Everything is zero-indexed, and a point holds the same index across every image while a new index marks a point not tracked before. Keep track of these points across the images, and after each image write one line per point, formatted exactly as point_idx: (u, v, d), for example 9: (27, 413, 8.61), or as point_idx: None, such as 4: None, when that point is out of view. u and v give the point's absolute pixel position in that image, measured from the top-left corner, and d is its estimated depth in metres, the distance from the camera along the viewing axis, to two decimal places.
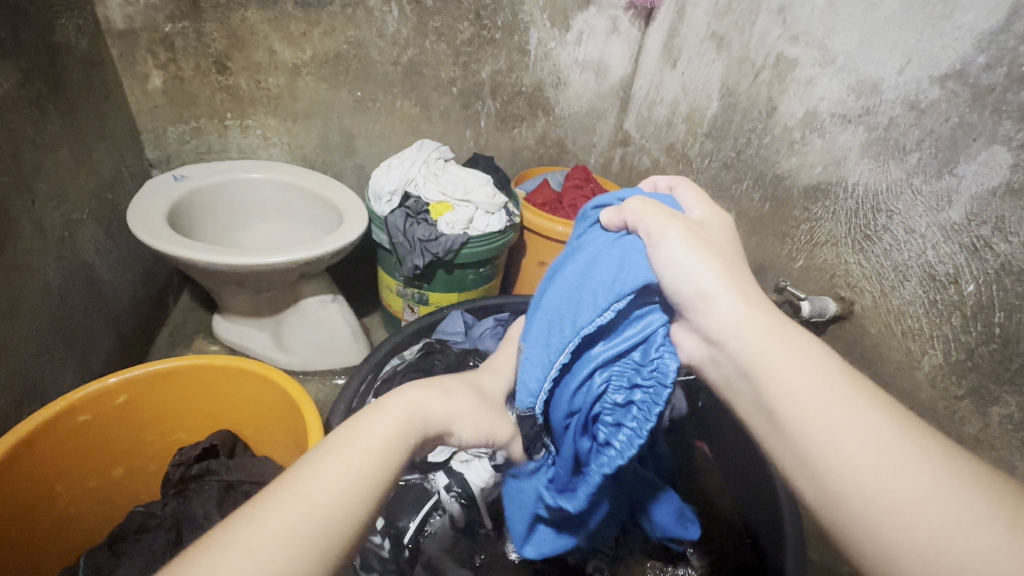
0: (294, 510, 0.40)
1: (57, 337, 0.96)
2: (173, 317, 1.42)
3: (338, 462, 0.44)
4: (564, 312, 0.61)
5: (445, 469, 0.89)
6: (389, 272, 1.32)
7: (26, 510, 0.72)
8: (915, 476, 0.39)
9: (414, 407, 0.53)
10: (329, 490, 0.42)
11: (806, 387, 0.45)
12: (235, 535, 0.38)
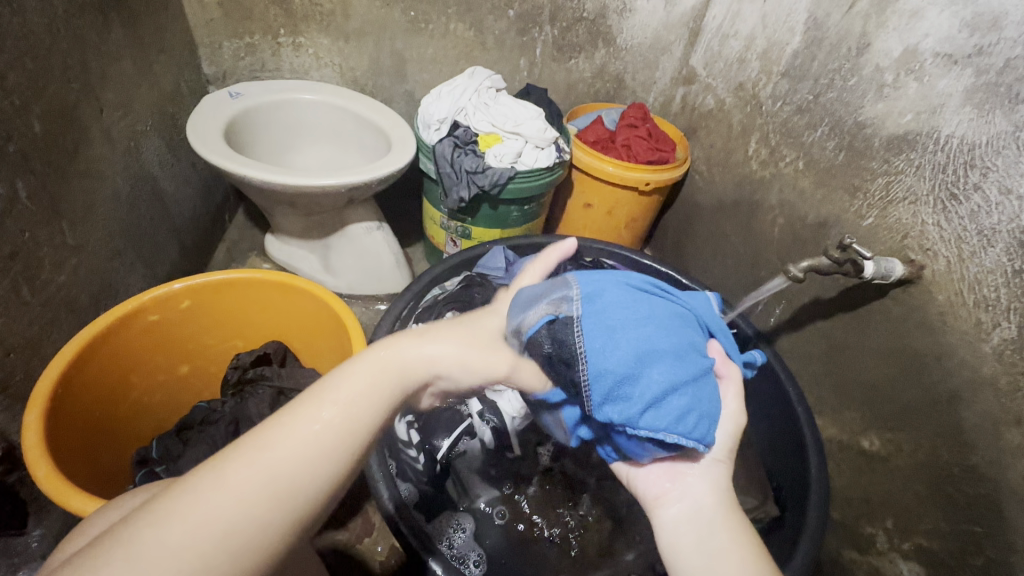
0: (255, 477, 0.41)
1: (127, 243, 1.03)
2: (230, 234, 1.49)
3: (293, 427, 0.44)
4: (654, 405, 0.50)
5: (479, 397, 0.91)
6: (434, 203, 1.32)
7: (107, 395, 0.80)
8: None
9: (377, 366, 0.49)
10: (288, 460, 0.42)
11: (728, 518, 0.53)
12: (188, 502, 0.40)
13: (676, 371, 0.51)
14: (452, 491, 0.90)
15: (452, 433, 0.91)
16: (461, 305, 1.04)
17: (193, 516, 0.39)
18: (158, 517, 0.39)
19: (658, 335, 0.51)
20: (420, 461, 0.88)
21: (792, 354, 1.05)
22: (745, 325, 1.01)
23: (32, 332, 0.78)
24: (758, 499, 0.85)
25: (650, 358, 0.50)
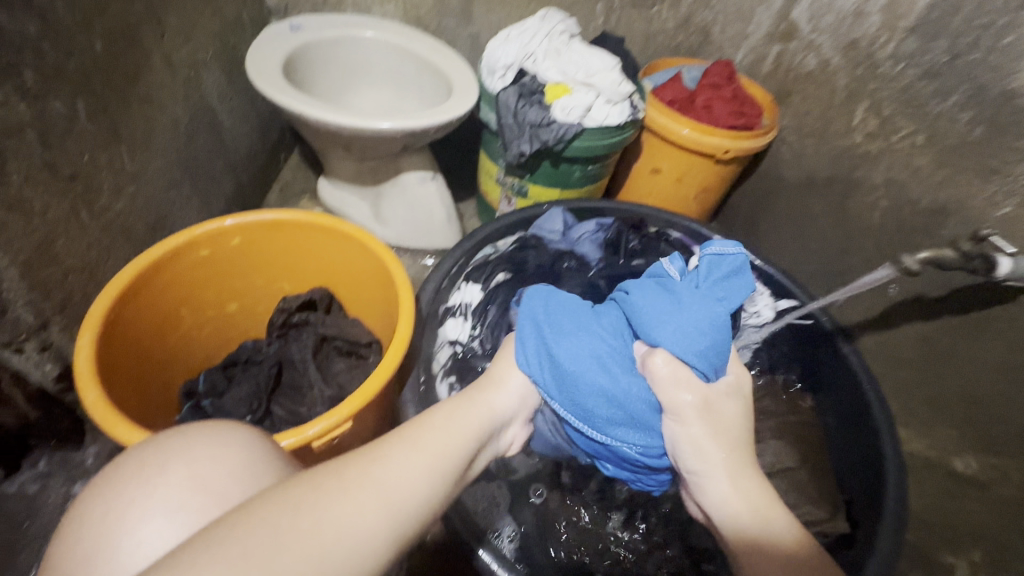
0: (374, 493, 0.41)
1: (183, 175, 1.02)
2: (284, 175, 1.48)
3: (409, 451, 0.47)
4: (572, 399, 0.67)
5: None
6: (492, 156, 1.25)
7: (158, 327, 0.80)
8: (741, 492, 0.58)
9: (459, 416, 0.58)
10: (401, 481, 0.44)
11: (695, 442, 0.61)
12: (315, 502, 0.37)
13: (572, 368, 0.67)
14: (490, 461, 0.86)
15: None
16: (514, 267, 0.99)
17: (344, 513, 0.38)
18: (280, 509, 0.36)
19: (565, 341, 0.68)
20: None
21: (874, 355, 0.94)
22: (825, 319, 0.88)
23: (90, 257, 0.78)
24: (827, 512, 0.75)
25: (556, 367, 0.68)
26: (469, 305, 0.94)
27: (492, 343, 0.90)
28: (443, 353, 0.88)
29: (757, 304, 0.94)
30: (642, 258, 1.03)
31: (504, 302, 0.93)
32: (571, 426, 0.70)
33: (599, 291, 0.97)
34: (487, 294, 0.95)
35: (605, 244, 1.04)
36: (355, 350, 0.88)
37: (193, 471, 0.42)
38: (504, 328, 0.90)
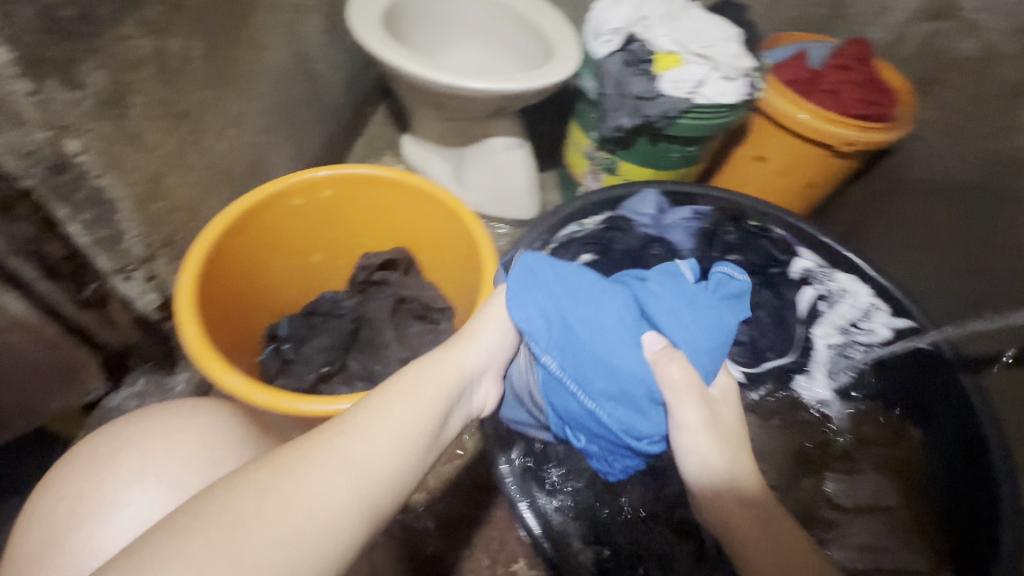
0: (339, 470, 0.41)
1: (279, 122, 1.03)
2: (369, 129, 1.48)
3: (376, 420, 0.46)
4: (555, 358, 0.60)
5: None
6: (584, 127, 1.18)
7: (248, 271, 0.82)
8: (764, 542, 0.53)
9: (424, 374, 0.55)
10: (371, 453, 0.43)
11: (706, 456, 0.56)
12: (278, 487, 0.38)
13: (573, 333, 0.59)
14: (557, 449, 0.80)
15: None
16: (600, 248, 0.94)
17: (309, 500, 0.38)
18: (237, 501, 0.36)
19: (571, 304, 0.60)
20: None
21: (1001, 393, 0.82)
22: (948, 347, 0.73)
23: (193, 195, 0.81)
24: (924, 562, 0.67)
25: (556, 323, 0.60)
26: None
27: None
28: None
29: (872, 320, 0.81)
30: (739, 253, 0.94)
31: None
32: (547, 385, 0.62)
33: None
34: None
35: (699, 234, 0.95)
36: (431, 315, 0.88)
37: (151, 459, 0.51)
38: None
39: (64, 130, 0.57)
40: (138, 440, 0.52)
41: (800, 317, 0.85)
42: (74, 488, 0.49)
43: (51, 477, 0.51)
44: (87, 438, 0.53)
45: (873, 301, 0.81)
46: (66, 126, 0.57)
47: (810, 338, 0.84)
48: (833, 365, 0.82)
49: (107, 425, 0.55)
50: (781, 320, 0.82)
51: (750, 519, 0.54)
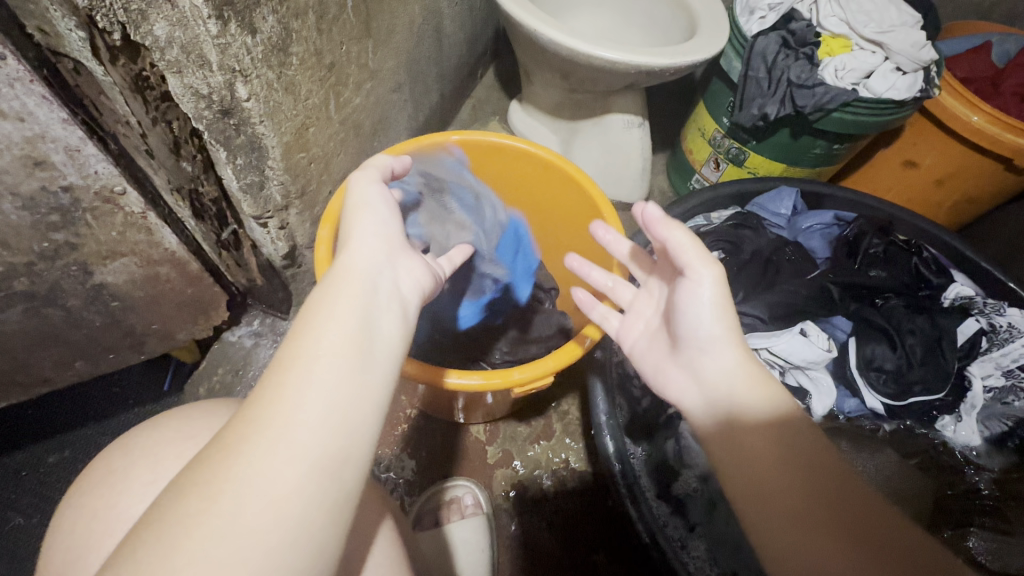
0: (280, 448, 0.35)
1: (406, 80, 1.02)
2: (477, 92, 1.44)
3: (298, 368, 0.38)
4: None
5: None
6: (714, 111, 1.08)
7: None
8: (790, 477, 0.45)
9: (326, 294, 0.43)
10: (301, 406, 0.36)
11: (724, 364, 0.51)
12: (210, 486, 0.33)
13: None
14: (671, 450, 0.74)
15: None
16: (731, 246, 0.85)
17: (263, 482, 0.33)
18: (183, 513, 0.32)
19: None
20: (644, 404, 0.77)
21: None
22: None
23: (329, 147, 0.81)
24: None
25: None
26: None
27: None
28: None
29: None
30: (882, 268, 0.84)
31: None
32: None
33: (827, 296, 0.80)
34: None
35: (839, 242, 0.88)
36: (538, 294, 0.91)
37: (158, 471, 0.48)
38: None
39: (238, 75, 0.57)
40: (143, 455, 0.49)
41: (957, 352, 0.74)
42: (91, 507, 0.47)
43: (74, 497, 0.49)
44: (97, 457, 0.51)
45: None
46: (240, 70, 0.57)
47: (966, 375, 0.74)
48: (990, 410, 0.73)
49: (121, 437, 0.52)
50: (937, 350, 0.73)
51: (778, 450, 0.47)
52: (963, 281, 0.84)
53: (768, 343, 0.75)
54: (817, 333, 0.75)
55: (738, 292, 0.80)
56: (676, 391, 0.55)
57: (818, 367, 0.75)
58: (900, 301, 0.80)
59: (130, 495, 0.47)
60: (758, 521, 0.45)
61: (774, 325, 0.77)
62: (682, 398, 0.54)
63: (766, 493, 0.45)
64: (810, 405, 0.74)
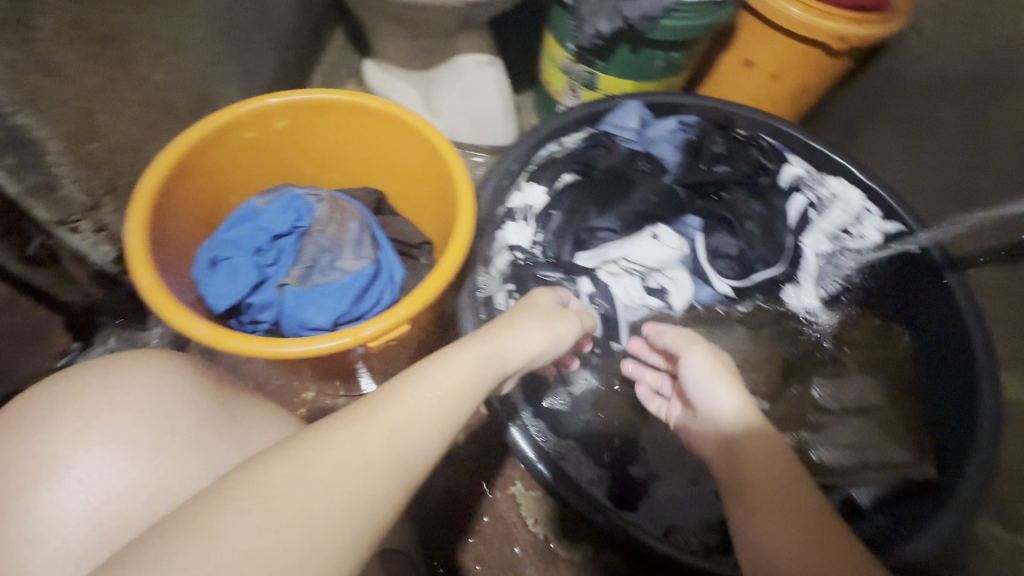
0: (372, 449, 0.38)
1: (227, 49, 0.94)
2: (328, 56, 1.35)
3: (412, 397, 0.42)
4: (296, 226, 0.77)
5: (591, 277, 0.79)
6: (559, 37, 1.08)
7: (204, 212, 0.77)
8: (777, 475, 0.50)
9: (456, 350, 0.49)
10: (398, 426, 0.40)
11: (722, 400, 0.58)
12: (299, 461, 0.35)
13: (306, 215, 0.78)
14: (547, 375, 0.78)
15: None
16: (582, 167, 0.85)
17: (345, 476, 0.36)
18: (274, 481, 0.34)
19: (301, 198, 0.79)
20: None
21: (997, 293, 0.80)
22: (934, 248, 0.77)
23: (135, 132, 0.74)
24: (913, 456, 0.70)
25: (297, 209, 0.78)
26: (532, 208, 0.83)
27: (555, 253, 0.80)
28: (501, 258, 0.80)
29: (863, 226, 0.82)
30: (727, 163, 0.87)
31: (571, 207, 0.81)
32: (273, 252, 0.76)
33: (675, 198, 0.83)
34: (551, 197, 0.83)
35: (685, 147, 0.89)
36: (408, 251, 0.86)
37: (95, 417, 0.45)
38: (569, 238, 0.80)
39: None
40: (72, 402, 0.46)
41: (790, 227, 0.82)
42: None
43: None
44: (9, 410, 0.46)
45: (866, 206, 0.82)
46: None
47: (801, 248, 0.82)
48: (823, 272, 0.82)
49: (39, 383, 0.48)
50: (771, 229, 0.80)
51: (768, 461, 0.51)
52: (799, 163, 0.88)
53: (622, 252, 0.79)
54: (667, 234, 0.80)
55: (589, 211, 0.81)
56: (699, 443, 0.59)
57: (672, 267, 0.79)
58: (741, 191, 0.85)
59: (56, 445, 0.44)
60: (750, 522, 0.48)
61: (625, 233, 0.80)
62: (698, 443, 0.59)
63: (758, 494, 0.49)
64: (669, 302, 0.79)
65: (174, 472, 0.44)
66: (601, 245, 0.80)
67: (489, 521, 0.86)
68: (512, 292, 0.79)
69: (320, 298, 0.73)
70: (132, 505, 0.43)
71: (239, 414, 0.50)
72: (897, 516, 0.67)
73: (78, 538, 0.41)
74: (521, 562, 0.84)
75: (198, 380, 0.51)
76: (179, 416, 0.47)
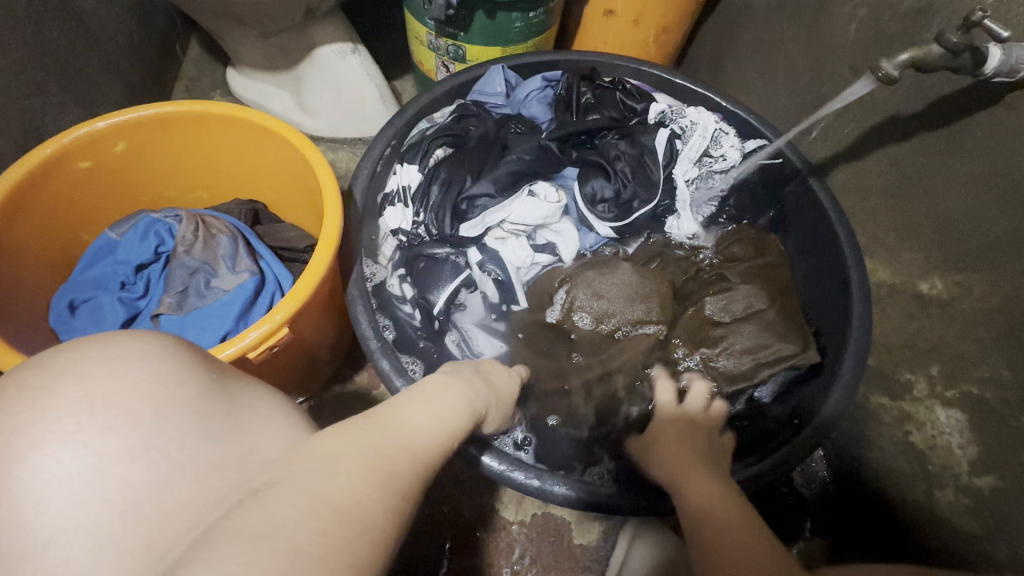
0: (366, 468, 0.38)
1: (48, 77, 0.86)
2: (186, 71, 1.26)
3: (389, 428, 0.44)
4: (154, 250, 0.73)
5: (478, 246, 0.81)
6: (417, 14, 1.06)
7: (52, 252, 0.71)
8: (713, 488, 0.54)
9: (427, 393, 0.52)
10: (390, 456, 0.40)
11: (674, 451, 0.62)
12: (303, 483, 0.35)
13: (164, 237, 0.74)
14: (455, 348, 0.79)
15: (449, 285, 0.79)
16: (454, 139, 0.84)
17: (350, 494, 0.35)
18: (284, 498, 0.33)
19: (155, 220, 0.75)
20: (417, 317, 0.80)
21: (848, 191, 0.86)
22: (794, 157, 0.84)
23: None
24: (799, 345, 0.77)
25: (151, 233, 0.73)
26: (409, 188, 0.82)
27: (437, 228, 0.80)
28: (388, 245, 0.82)
29: (723, 145, 0.88)
30: (597, 111, 0.89)
31: (447, 179, 0.80)
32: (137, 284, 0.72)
33: (550, 154, 0.85)
34: (426, 174, 0.82)
35: (555, 102, 0.91)
36: (298, 258, 0.82)
37: (92, 389, 0.38)
38: (449, 209, 0.79)
39: None
40: (69, 370, 0.39)
41: (661, 162, 0.85)
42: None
43: None
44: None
45: (721, 127, 0.88)
46: None
47: (673, 178, 0.88)
48: (696, 199, 0.90)
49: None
50: (642, 166, 0.83)
51: (711, 480, 0.55)
52: (661, 99, 0.94)
53: (502, 216, 0.80)
54: (544, 189, 0.81)
55: (465, 179, 0.80)
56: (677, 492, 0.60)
57: (555, 220, 0.83)
58: (614, 135, 0.87)
59: (46, 417, 0.37)
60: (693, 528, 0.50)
61: (504, 195, 0.80)
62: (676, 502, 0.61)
63: (697, 508, 0.51)
64: (560, 255, 0.84)
65: (174, 450, 0.38)
66: (480, 211, 0.80)
67: (436, 505, 0.87)
68: (405, 275, 0.82)
69: (199, 317, 0.69)
70: (129, 483, 0.36)
71: (240, 396, 0.45)
72: (788, 405, 0.77)
73: (71, 527, 0.34)
74: (473, 535, 0.85)
75: (193, 356, 0.44)
76: (177, 390, 0.40)
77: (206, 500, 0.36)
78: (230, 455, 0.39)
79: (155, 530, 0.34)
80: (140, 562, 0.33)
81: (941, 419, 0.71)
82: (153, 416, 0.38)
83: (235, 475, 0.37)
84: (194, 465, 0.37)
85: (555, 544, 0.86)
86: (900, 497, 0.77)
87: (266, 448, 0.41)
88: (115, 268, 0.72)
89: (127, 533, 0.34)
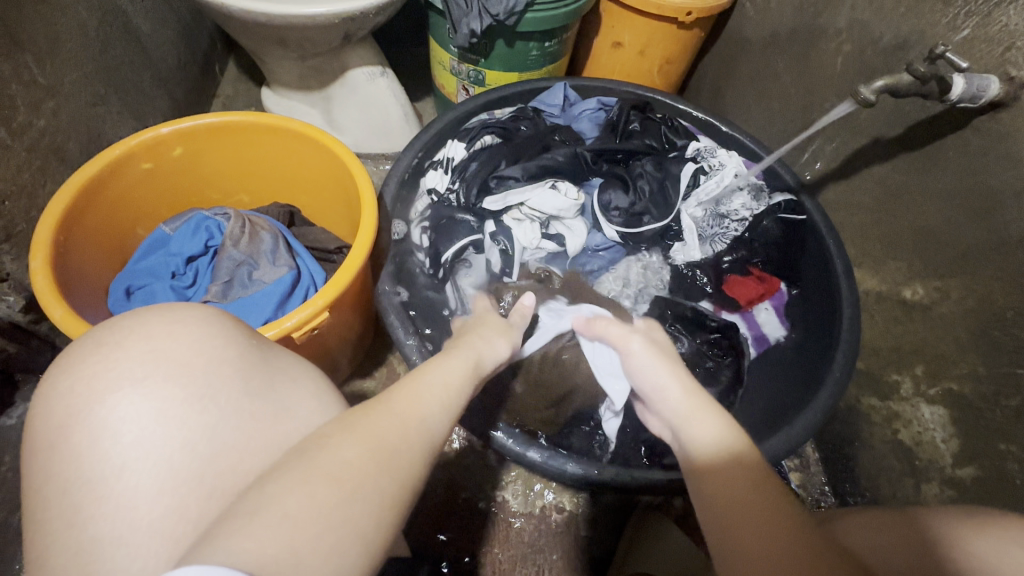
0: (369, 451, 0.39)
1: (108, 90, 0.94)
2: (223, 90, 1.35)
3: (406, 407, 0.45)
4: (204, 241, 0.80)
5: (496, 219, 0.90)
6: (441, 42, 1.16)
7: (110, 239, 0.78)
8: (722, 469, 0.47)
9: (446, 366, 0.52)
10: (395, 436, 0.41)
11: (662, 385, 0.58)
12: (309, 467, 0.37)
13: (213, 232, 0.82)
14: (451, 299, 0.89)
15: (458, 242, 0.88)
16: (503, 132, 0.95)
17: (355, 476, 0.37)
18: (297, 481, 0.35)
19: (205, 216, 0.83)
20: (426, 265, 0.90)
21: (838, 207, 0.93)
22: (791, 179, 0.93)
23: (23, 179, 0.76)
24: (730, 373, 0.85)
25: (201, 227, 0.81)
26: (452, 160, 0.93)
27: (465, 198, 0.90)
28: (421, 201, 0.92)
29: (733, 202, 0.94)
30: (639, 138, 0.99)
31: (485, 159, 0.91)
32: (186, 272, 0.79)
33: (583, 162, 0.94)
34: (470, 152, 0.93)
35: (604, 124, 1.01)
36: (328, 258, 0.89)
37: (155, 345, 0.43)
38: (478, 183, 0.90)
39: None
40: (135, 330, 0.44)
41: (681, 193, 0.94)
42: (65, 384, 0.42)
43: None
44: (81, 335, 0.44)
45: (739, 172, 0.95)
46: None
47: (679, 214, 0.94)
48: (707, 230, 0.93)
49: (64, 352, 0.44)
50: (662, 189, 0.91)
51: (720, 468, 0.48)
52: (704, 141, 1.01)
53: (523, 198, 0.88)
54: (566, 186, 0.89)
55: (500, 162, 0.91)
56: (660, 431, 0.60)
57: (569, 216, 0.90)
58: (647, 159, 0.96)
59: (118, 365, 0.42)
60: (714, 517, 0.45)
61: (529, 182, 0.90)
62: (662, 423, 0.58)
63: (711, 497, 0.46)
64: (566, 245, 0.90)
65: (222, 400, 0.43)
66: (504, 190, 0.89)
67: (450, 494, 0.91)
68: (426, 227, 0.91)
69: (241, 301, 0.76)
70: (185, 424, 0.41)
71: (276, 358, 0.49)
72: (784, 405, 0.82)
73: (134, 460, 0.39)
74: (485, 523, 0.89)
75: (241, 325, 0.49)
76: (224, 349, 0.45)
77: (250, 446, 0.42)
78: (269, 410, 0.44)
79: (211, 469, 0.40)
80: (198, 491, 0.39)
81: (926, 416, 0.77)
82: (205, 369, 0.43)
83: (271, 431, 0.43)
84: (240, 414, 0.43)
85: (564, 535, 0.89)
86: (893, 493, 0.81)
87: (297, 403, 0.46)
88: (167, 256, 0.79)
89: (186, 469, 0.39)
